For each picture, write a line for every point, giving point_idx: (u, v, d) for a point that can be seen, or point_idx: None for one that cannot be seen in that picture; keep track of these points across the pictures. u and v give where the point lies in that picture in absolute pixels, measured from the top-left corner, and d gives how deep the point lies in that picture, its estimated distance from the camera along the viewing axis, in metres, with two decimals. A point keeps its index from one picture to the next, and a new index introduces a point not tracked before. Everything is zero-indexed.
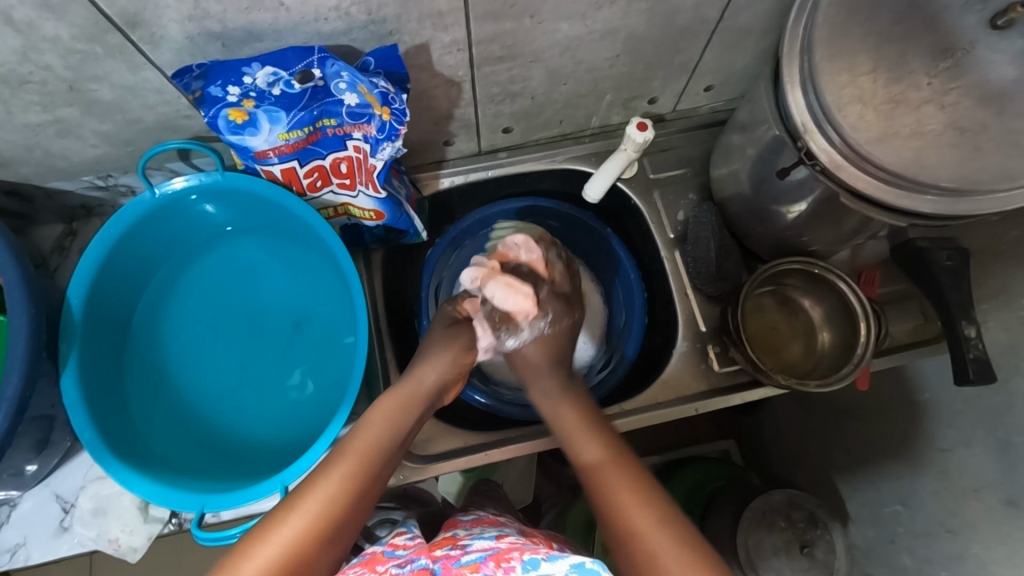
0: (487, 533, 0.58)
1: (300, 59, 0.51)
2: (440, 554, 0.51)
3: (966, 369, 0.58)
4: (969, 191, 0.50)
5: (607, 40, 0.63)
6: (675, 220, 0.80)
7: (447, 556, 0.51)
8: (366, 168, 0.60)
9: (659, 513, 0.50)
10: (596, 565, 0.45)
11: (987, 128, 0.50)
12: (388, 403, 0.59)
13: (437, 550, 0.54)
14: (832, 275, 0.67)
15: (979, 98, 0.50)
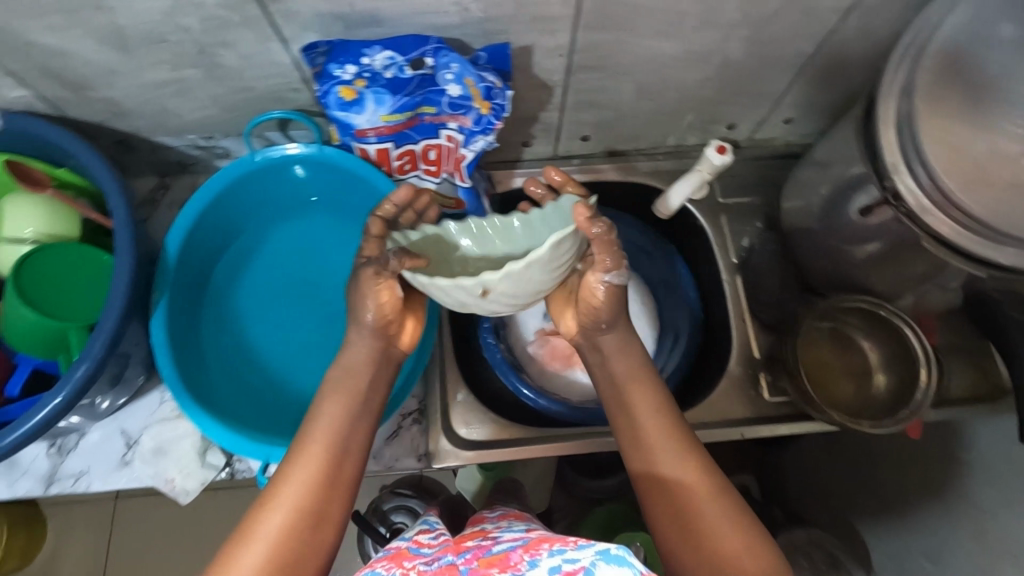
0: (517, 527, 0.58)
1: (416, 47, 0.55)
2: (471, 546, 0.52)
3: None
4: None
5: (700, 62, 0.65)
6: (739, 245, 0.80)
7: (480, 546, 0.52)
8: (456, 157, 0.63)
9: (729, 515, 0.49)
10: (624, 553, 0.42)
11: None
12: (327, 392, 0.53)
13: (466, 544, 0.54)
14: (898, 320, 0.67)
15: None
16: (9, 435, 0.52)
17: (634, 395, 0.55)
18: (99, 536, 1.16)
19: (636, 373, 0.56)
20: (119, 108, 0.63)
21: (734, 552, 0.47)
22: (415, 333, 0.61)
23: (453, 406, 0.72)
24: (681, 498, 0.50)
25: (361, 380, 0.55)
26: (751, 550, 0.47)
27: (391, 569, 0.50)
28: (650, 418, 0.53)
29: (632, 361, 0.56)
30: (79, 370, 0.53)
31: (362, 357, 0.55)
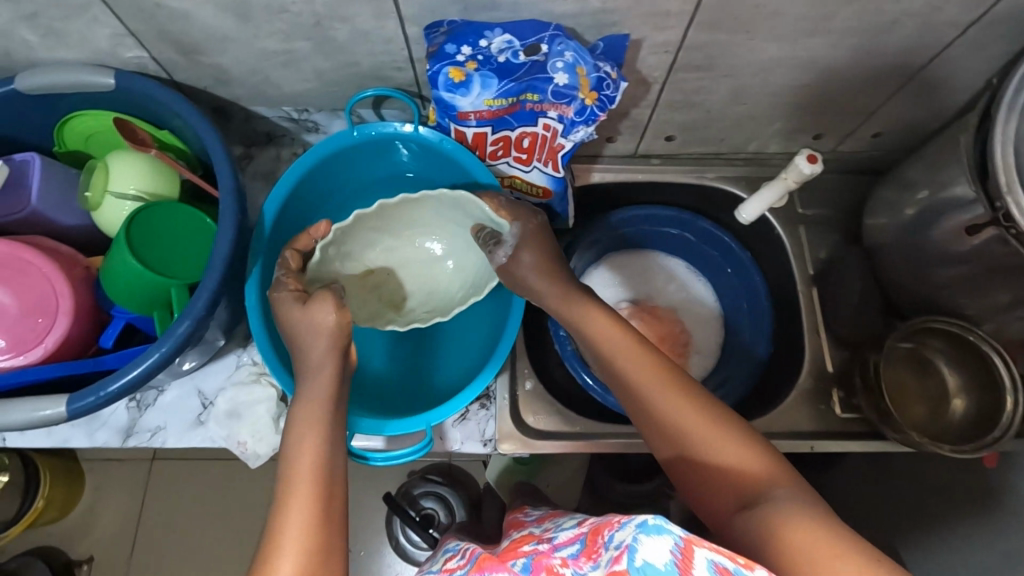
0: (568, 524, 0.53)
1: (534, 32, 0.55)
2: (528, 551, 0.47)
3: None
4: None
5: (803, 68, 0.64)
6: (816, 258, 0.79)
7: (538, 550, 0.47)
8: (552, 146, 0.64)
9: (721, 418, 0.46)
10: (660, 517, 0.33)
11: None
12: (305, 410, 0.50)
13: (525, 548, 0.49)
14: (985, 346, 0.66)
15: None
16: (110, 385, 0.54)
17: (602, 341, 0.53)
18: (137, 493, 1.18)
19: (589, 316, 0.55)
20: (224, 75, 0.65)
21: (739, 455, 0.44)
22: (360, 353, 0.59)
23: (523, 396, 0.72)
24: (674, 427, 0.47)
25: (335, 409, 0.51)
26: (752, 445, 0.44)
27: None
28: (628, 369, 0.50)
29: (587, 306, 0.56)
30: (182, 327, 0.54)
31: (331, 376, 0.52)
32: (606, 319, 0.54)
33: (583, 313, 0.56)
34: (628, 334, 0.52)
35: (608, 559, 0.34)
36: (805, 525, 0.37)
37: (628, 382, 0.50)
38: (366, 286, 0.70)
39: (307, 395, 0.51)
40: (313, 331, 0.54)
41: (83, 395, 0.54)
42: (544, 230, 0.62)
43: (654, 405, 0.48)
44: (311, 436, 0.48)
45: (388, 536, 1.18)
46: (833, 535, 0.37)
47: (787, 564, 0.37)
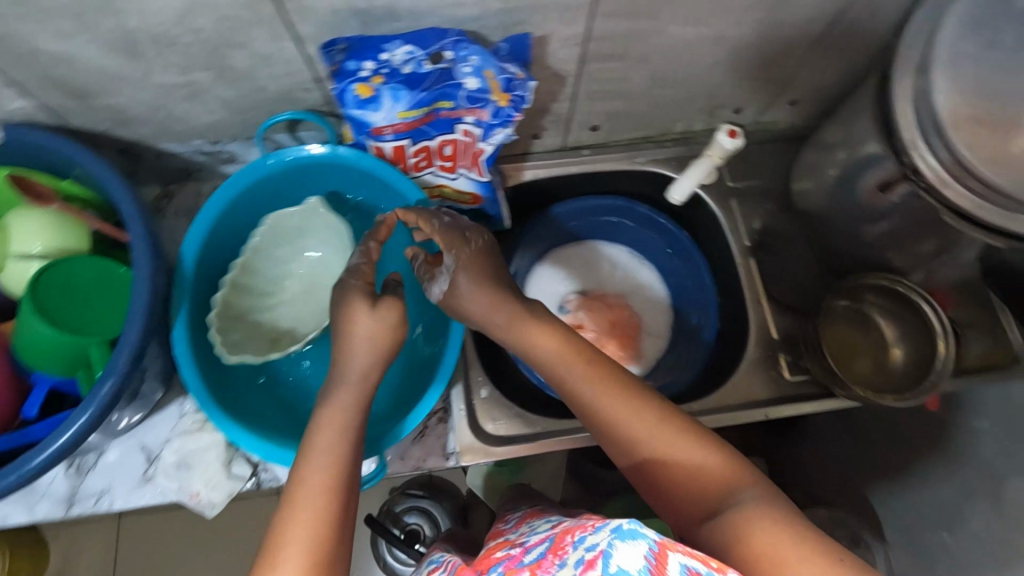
0: (543, 527, 0.52)
1: (435, 40, 0.54)
2: (500, 560, 0.46)
3: None
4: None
5: (713, 46, 0.65)
6: (751, 229, 0.80)
7: (510, 556, 0.46)
8: (473, 151, 0.63)
9: (675, 420, 0.47)
10: (635, 522, 0.33)
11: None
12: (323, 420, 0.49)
13: (498, 555, 0.48)
14: (914, 295, 0.68)
15: None
16: (36, 457, 0.50)
17: (547, 350, 0.53)
18: (106, 554, 1.13)
19: (532, 319, 0.55)
20: (123, 115, 0.62)
21: (695, 455, 0.45)
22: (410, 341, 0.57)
23: (475, 404, 0.71)
24: (629, 432, 0.48)
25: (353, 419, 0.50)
26: (705, 444, 0.46)
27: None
28: (579, 375, 0.51)
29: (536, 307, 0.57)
30: (106, 387, 0.51)
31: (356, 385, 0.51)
32: (551, 330, 0.55)
33: (536, 336, 0.54)
34: (588, 356, 0.52)
35: (580, 562, 0.34)
36: (764, 522, 0.40)
37: (578, 391, 0.51)
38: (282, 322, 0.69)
39: (330, 402, 0.50)
40: (358, 326, 0.54)
41: (6, 471, 0.50)
42: (485, 256, 0.60)
43: (616, 425, 0.48)
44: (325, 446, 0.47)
45: (372, 555, 1.15)
46: (793, 532, 0.39)
47: (751, 563, 0.38)
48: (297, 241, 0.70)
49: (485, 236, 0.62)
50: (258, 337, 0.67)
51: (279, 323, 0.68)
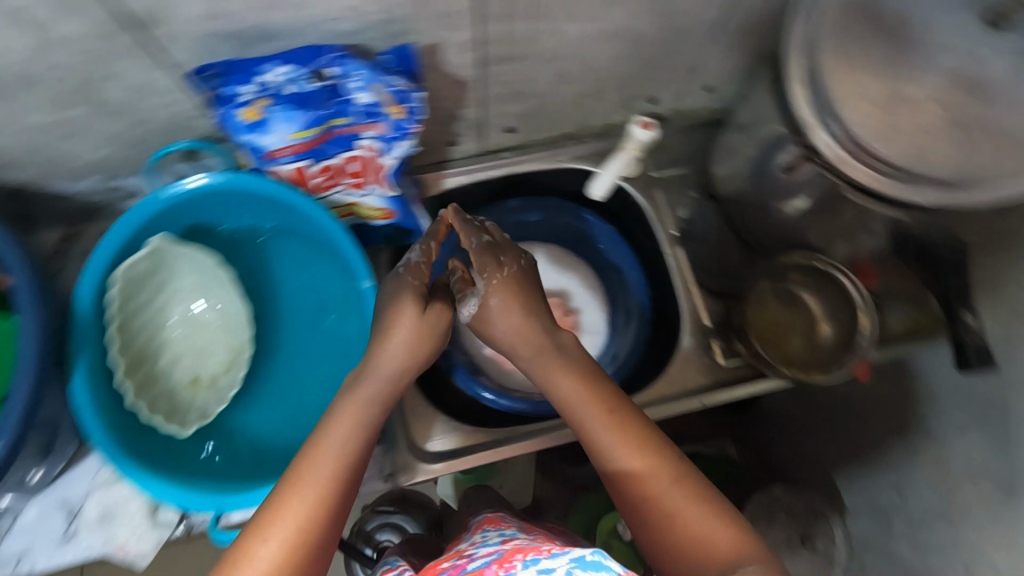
0: (492, 540, 0.56)
1: (316, 57, 0.53)
2: (448, 560, 0.51)
3: (968, 357, 0.58)
4: (967, 185, 0.51)
5: (613, 40, 0.64)
6: (676, 218, 0.81)
7: (454, 566, 0.48)
8: (377, 166, 0.61)
9: (683, 482, 0.46)
10: (598, 556, 0.38)
11: (996, 121, 0.50)
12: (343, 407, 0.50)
13: (443, 563, 0.51)
14: (833, 270, 0.68)
15: (991, 103, 0.49)
16: None
17: (554, 378, 0.52)
18: None
19: (539, 346, 0.53)
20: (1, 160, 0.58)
21: (698, 524, 0.44)
22: (439, 346, 0.56)
23: (411, 422, 0.70)
24: (638, 487, 0.47)
25: (369, 414, 0.50)
26: (715, 511, 0.44)
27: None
28: (591, 411, 0.50)
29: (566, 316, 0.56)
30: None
31: (378, 379, 0.52)
32: (565, 366, 0.52)
33: (564, 383, 0.52)
34: (623, 404, 0.51)
35: None
36: None
37: (586, 429, 0.50)
38: (198, 361, 0.67)
39: (353, 392, 0.51)
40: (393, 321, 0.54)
41: None
42: (520, 280, 0.56)
43: (633, 482, 0.47)
44: (341, 437, 0.48)
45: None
46: None
47: None
48: (192, 281, 0.67)
49: (526, 261, 0.58)
50: (178, 391, 0.65)
51: (189, 368, 0.67)
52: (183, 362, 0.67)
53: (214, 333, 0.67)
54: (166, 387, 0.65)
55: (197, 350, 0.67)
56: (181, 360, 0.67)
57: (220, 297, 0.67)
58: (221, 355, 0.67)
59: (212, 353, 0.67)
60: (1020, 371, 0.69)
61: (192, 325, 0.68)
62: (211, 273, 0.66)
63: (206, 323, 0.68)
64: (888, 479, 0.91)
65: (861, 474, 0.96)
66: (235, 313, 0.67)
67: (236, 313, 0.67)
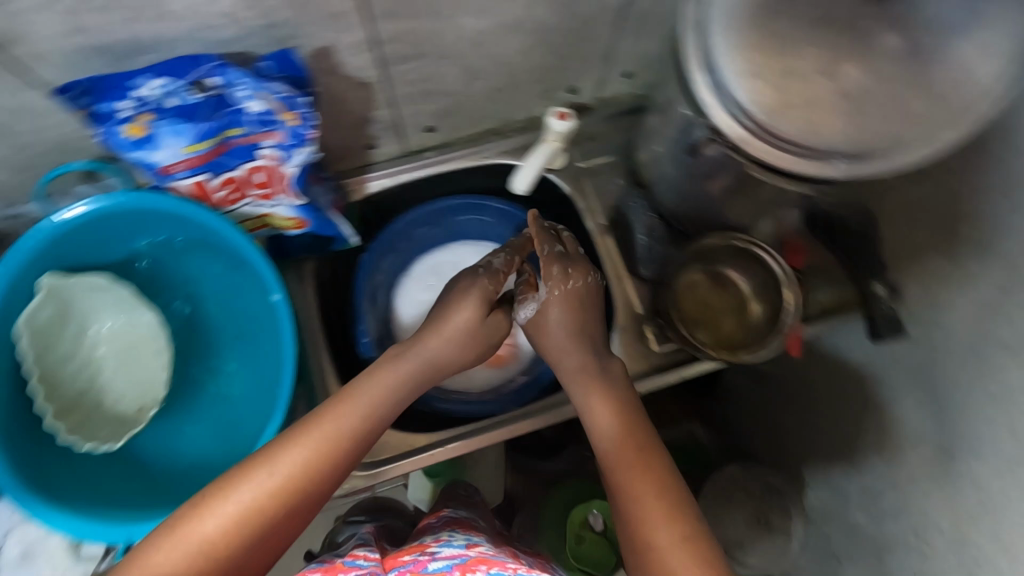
0: (457, 537, 0.62)
1: (193, 68, 0.51)
2: (406, 559, 0.57)
3: (879, 327, 0.62)
4: (873, 154, 0.52)
5: (516, 32, 0.64)
6: (605, 206, 0.81)
7: (416, 561, 0.57)
8: (281, 176, 0.59)
9: (688, 532, 0.49)
10: None
11: (885, 93, 0.50)
12: (385, 376, 0.55)
13: (406, 556, 0.59)
14: (752, 247, 0.70)
15: (877, 74, 0.50)
16: None
17: (592, 400, 0.58)
18: None
19: (588, 369, 0.59)
20: None
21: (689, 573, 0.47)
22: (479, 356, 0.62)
23: None
24: (641, 517, 0.51)
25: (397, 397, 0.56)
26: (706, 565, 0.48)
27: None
28: (609, 429, 0.56)
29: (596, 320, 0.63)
30: None
31: (423, 365, 0.58)
32: (611, 398, 0.58)
33: (595, 402, 0.58)
34: (643, 425, 0.56)
35: None
36: None
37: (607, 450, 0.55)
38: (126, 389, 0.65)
39: (394, 365, 0.57)
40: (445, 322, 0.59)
41: None
42: (587, 294, 0.63)
43: (622, 483, 0.53)
44: (368, 408, 0.53)
45: None
46: None
47: None
48: (106, 309, 0.66)
49: (595, 281, 0.64)
50: (121, 420, 0.64)
51: (129, 397, 0.65)
52: (121, 392, 0.65)
53: (137, 358, 0.66)
54: (110, 418, 0.64)
55: (124, 377, 0.66)
56: (119, 389, 0.65)
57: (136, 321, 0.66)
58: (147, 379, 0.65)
59: (148, 379, 0.65)
60: (944, 335, 0.70)
61: (126, 353, 0.66)
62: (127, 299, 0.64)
63: (127, 348, 0.66)
64: (837, 450, 0.92)
65: (814, 446, 0.97)
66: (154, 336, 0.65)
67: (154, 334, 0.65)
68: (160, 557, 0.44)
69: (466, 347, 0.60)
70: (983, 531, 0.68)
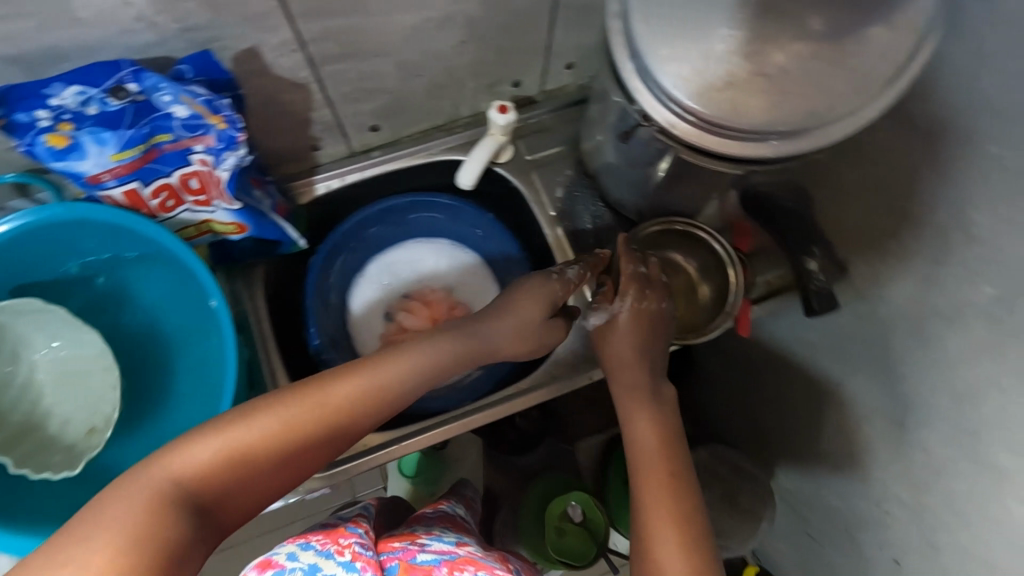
0: (449, 535, 0.61)
1: (109, 75, 0.51)
2: (398, 546, 0.55)
3: (811, 300, 0.65)
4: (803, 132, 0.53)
5: (448, 27, 0.64)
6: (554, 197, 0.81)
7: (406, 549, 0.55)
8: (216, 180, 0.59)
9: (697, 546, 0.51)
10: None
11: (806, 70, 0.50)
12: (444, 347, 0.59)
13: (398, 543, 0.56)
14: (695, 230, 0.73)
15: (797, 52, 0.50)
16: None
17: (636, 416, 0.62)
18: None
19: (641, 390, 0.64)
20: None
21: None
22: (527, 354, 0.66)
23: None
24: (655, 521, 0.53)
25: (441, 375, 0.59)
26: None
27: (326, 546, 0.50)
28: (650, 444, 0.59)
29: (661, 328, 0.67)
30: None
31: (481, 346, 0.62)
32: (652, 419, 0.62)
33: (641, 420, 0.62)
34: (673, 440, 0.60)
35: None
36: None
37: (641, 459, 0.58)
38: (74, 412, 0.64)
39: (459, 343, 0.61)
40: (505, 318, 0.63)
41: None
42: (651, 314, 0.67)
43: (641, 480, 0.56)
44: (419, 371, 0.57)
45: None
46: None
47: None
48: (47, 335, 0.64)
49: (666, 310, 0.68)
50: (72, 443, 0.63)
51: (78, 421, 0.64)
52: (69, 416, 0.64)
53: (80, 380, 0.64)
54: (59, 444, 0.63)
55: (72, 401, 0.65)
56: (65, 415, 0.64)
57: (74, 343, 0.64)
58: (92, 400, 0.63)
59: (94, 401, 0.64)
60: (890, 309, 0.70)
61: (67, 378, 0.65)
62: (59, 322, 0.63)
63: (70, 371, 0.65)
64: (800, 428, 0.93)
65: (780, 426, 0.98)
66: (93, 357, 0.64)
67: (92, 354, 0.64)
68: (204, 456, 0.45)
69: (525, 344, 0.65)
70: (939, 500, 0.71)
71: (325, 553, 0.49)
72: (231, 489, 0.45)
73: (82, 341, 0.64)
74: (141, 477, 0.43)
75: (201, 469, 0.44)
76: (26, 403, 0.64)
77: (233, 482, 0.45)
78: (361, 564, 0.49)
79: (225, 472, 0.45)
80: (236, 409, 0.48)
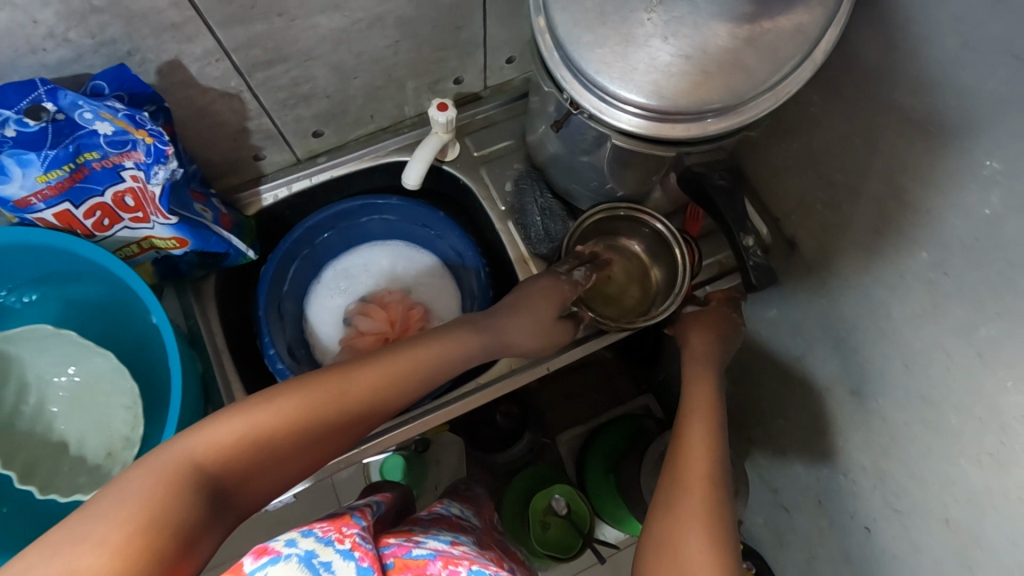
0: (444, 536, 0.56)
1: (23, 95, 0.49)
2: (391, 541, 0.49)
3: (750, 277, 0.67)
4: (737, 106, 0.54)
5: (378, 27, 0.63)
6: (503, 192, 0.82)
7: (399, 543, 0.49)
8: (150, 196, 0.59)
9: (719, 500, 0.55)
10: None
11: (724, 48, 0.51)
12: (454, 338, 0.62)
13: (392, 538, 0.51)
14: (638, 213, 0.74)
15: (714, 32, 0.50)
16: None
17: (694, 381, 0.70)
18: None
19: (695, 370, 0.71)
20: None
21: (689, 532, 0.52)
22: (526, 347, 0.70)
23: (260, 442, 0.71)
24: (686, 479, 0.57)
25: (451, 366, 0.61)
26: (713, 531, 0.52)
27: (328, 533, 0.44)
28: (699, 408, 0.66)
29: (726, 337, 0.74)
30: None
31: (491, 337, 0.66)
32: (707, 388, 0.69)
33: (698, 385, 0.69)
34: (721, 403, 0.67)
35: None
36: None
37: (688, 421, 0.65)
38: (88, 433, 0.64)
39: (468, 334, 0.63)
40: (517, 317, 0.68)
41: None
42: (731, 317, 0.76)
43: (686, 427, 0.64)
44: (434, 363, 0.59)
45: None
46: None
47: None
48: (49, 359, 0.65)
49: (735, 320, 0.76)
50: (92, 461, 0.63)
51: (94, 440, 0.64)
52: (85, 437, 0.64)
53: (90, 401, 0.65)
54: (78, 463, 0.63)
55: (83, 423, 0.65)
56: (81, 438, 0.64)
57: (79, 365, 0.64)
58: (107, 418, 0.64)
59: (105, 419, 0.64)
60: (840, 283, 0.70)
61: (74, 400, 0.65)
62: (57, 342, 0.64)
63: (81, 393, 0.65)
64: (766, 405, 0.93)
65: (747, 405, 0.98)
66: (98, 376, 0.64)
67: (98, 373, 0.64)
68: (227, 435, 0.44)
69: (536, 337, 0.69)
70: (899, 466, 0.67)
71: (324, 540, 0.42)
72: (257, 469, 0.45)
73: (84, 359, 0.64)
74: (168, 452, 0.42)
75: (228, 447, 0.44)
76: (42, 430, 0.64)
77: (257, 462, 0.45)
78: (361, 553, 0.43)
79: (247, 453, 0.45)
80: (259, 394, 0.48)
